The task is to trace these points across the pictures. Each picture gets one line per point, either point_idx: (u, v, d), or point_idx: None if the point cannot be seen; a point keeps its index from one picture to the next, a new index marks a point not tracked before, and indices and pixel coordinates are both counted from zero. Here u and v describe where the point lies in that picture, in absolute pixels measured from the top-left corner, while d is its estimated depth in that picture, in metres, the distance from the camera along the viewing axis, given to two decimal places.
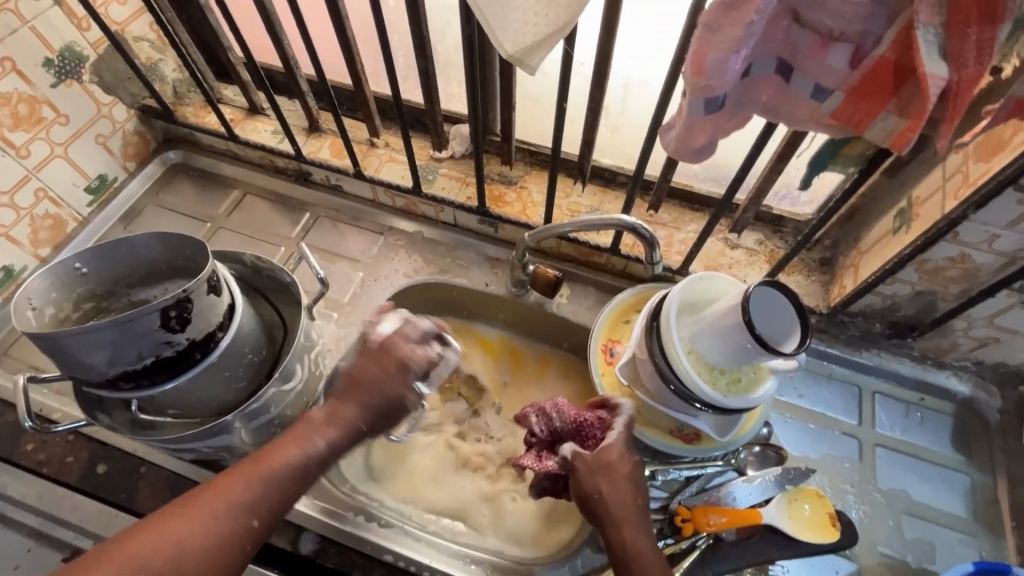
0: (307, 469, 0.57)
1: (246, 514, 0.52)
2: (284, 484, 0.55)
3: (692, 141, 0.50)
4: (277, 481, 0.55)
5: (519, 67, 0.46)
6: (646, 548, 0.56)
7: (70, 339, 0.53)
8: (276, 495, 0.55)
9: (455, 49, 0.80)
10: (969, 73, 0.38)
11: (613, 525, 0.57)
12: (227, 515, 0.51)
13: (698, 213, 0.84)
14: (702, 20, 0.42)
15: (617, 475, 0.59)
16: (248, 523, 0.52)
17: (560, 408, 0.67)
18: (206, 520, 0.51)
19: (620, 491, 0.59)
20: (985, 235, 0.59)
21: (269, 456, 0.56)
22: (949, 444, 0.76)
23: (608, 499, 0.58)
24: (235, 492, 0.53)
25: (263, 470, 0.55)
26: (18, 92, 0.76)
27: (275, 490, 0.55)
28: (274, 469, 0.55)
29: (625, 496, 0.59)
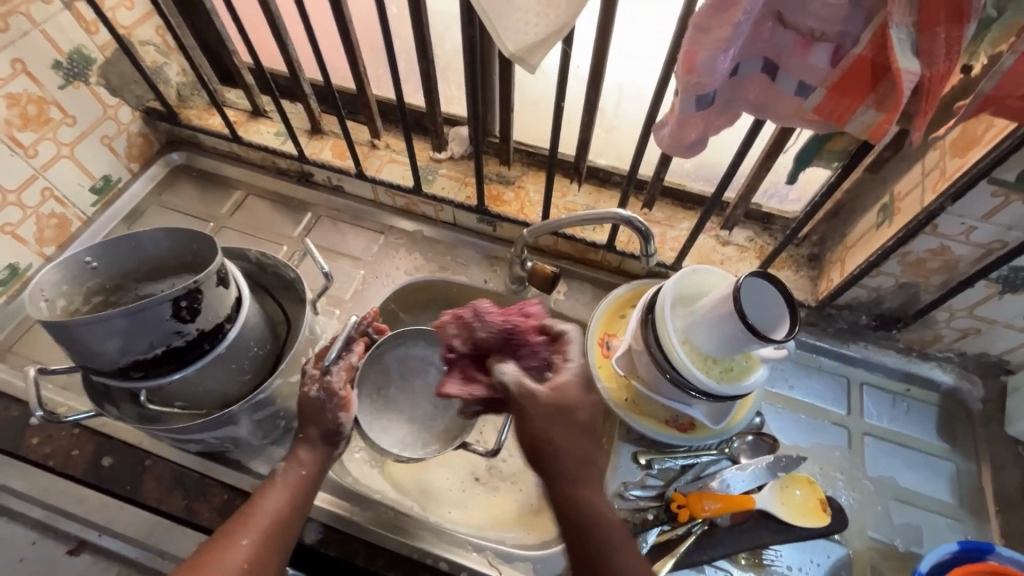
0: (294, 489, 0.62)
1: (235, 537, 0.57)
2: (275, 506, 0.60)
3: (684, 137, 0.52)
4: (267, 506, 0.60)
5: (520, 65, 0.49)
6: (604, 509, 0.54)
7: (82, 328, 0.54)
8: (267, 516, 0.59)
9: (455, 53, 0.83)
10: (940, 69, 0.41)
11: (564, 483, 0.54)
12: (220, 539, 0.57)
13: (690, 211, 0.87)
14: (692, 21, 0.45)
15: (571, 425, 0.54)
16: (238, 542, 0.57)
17: (482, 319, 0.64)
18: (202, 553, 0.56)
19: (575, 445, 0.54)
20: (962, 227, 0.62)
21: (263, 490, 0.62)
22: (934, 432, 0.78)
23: (561, 455, 0.53)
24: (227, 523, 0.58)
25: (254, 502, 0.61)
26: (27, 92, 0.78)
27: (274, 516, 0.60)
28: (265, 497, 0.61)
29: (577, 450, 0.54)
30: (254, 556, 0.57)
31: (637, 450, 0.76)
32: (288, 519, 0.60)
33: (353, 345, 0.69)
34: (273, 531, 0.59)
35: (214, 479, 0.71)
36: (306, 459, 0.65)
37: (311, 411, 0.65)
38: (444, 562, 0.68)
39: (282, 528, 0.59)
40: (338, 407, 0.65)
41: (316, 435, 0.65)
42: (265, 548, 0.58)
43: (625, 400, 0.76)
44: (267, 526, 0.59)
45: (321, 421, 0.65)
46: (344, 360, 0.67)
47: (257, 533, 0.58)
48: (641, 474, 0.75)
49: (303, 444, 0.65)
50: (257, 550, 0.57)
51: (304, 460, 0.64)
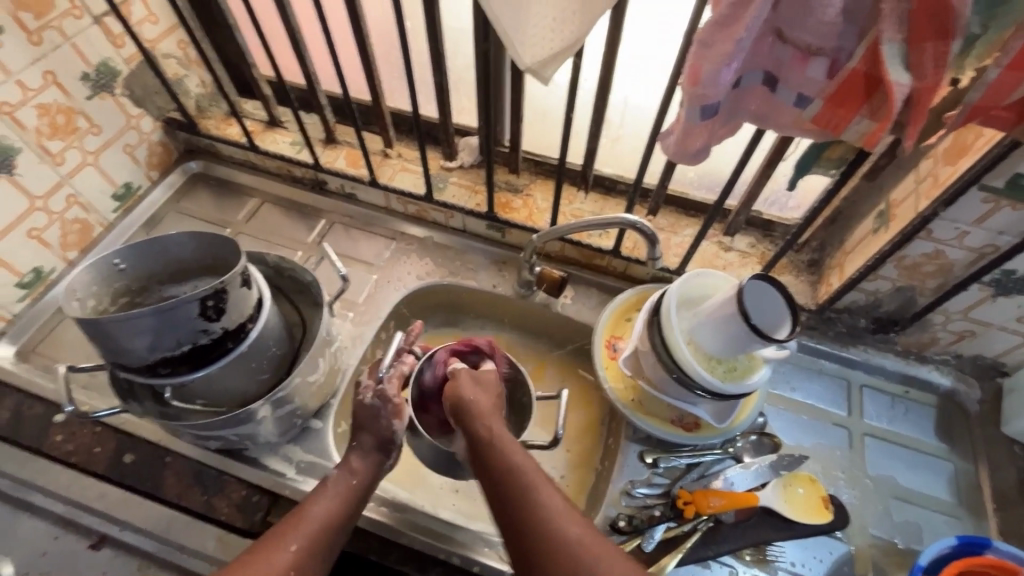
0: (343, 497, 0.65)
1: (285, 542, 0.59)
2: (322, 513, 0.63)
3: (689, 144, 0.55)
4: (315, 515, 0.62)
5: (534, 76, 0.52)
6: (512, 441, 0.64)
7: (114, 326, 0.57)
8: (315, 523, 0.62)
9: (467, 66, 0.86)
10: (929, 82, 0.44)
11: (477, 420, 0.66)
12: (270, 543, 0.59)
13: (693, 219, 0.90)
14: (697, 38, 0.48)
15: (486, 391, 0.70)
16: (286, 546, 0.59)
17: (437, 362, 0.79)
18: (252, 553, 0.58)
19: (483, 395, 0.69)
20: (956, 232, 0.64)
21: (310, 498, 0.64)
22: (932, 433, 0.80)
23: (472, 397, 0.68)
24: (277, 527, 0.61)
25: (302, 508, 0.63)
26: (57, 103, 0.81)
27: (323, 524, 0.62)
28: (312, 506, 0.63)
29: (487, 402, 0.68)
30: (299, 563, 0.58)
31: (643, 449, 0.78)
32: (333, 527, 0.62)
33: (403, 358, 0.74)
34: (319, 541, 0.60)
35: (233, 475, 0.74)
36: (357, 468, 0.67)
37: (366, 419, 0.69)
38: (456, 556, 0.70)
39: (327, 536, 0.61)
40: (391, 414, 0.68)
41: (369, 443, 0.69)
42: (310, 555, 0.59)
43: (632, 401, 0.78)
44: (314, 535, 0.61)
45: (376, 428, 0.68)
46: (395, 369, 0.72)
47: (303, 539, 0.60)
48: (647, 473, 0.77)
49: (354, 453, 0.69)
50: (302, 558, 0.59)
51: (355, 469, 0.67)
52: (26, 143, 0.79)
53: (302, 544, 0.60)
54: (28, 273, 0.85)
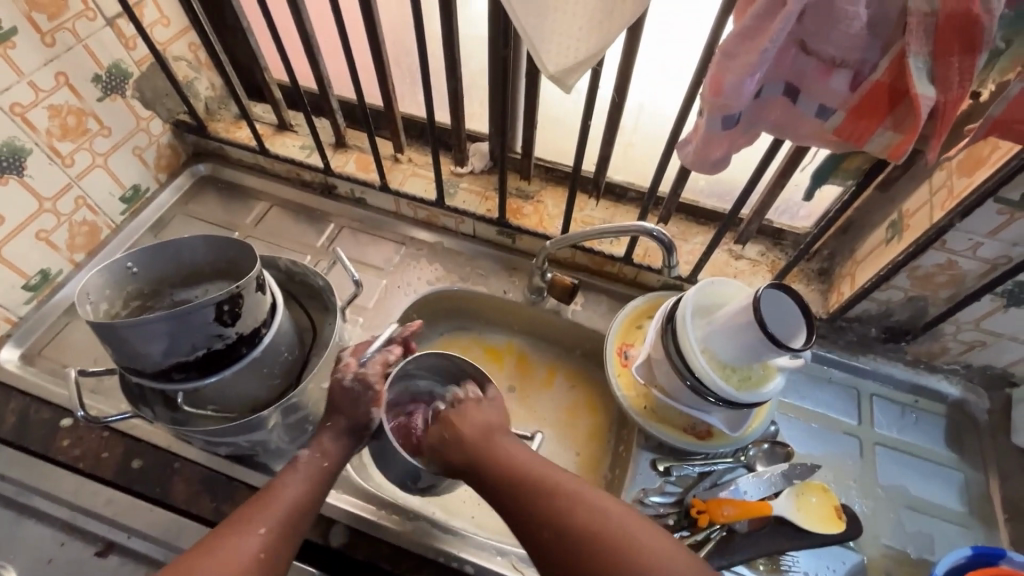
0: (314, 480, 0.64)
1: (252, 525, 0.59)
2: (290, 493, 0.63)
3: (709, 154, 0.55)
4: (283, 495, 0.62)
5: (557, 84, 0.52)
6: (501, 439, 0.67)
7: (127, 330, 0.56)
8: (285, 507, 0.61)
9: (481, 73, 0.86)
10: (953, 95, 0.45)
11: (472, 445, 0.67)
12: (239, 526, 0.59)
13: (703, 227, 0.90)
14: (720, 49, 0.48)
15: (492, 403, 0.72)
16: (254, 531, 0.59)
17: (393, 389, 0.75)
18: (219, 537, 0.58)
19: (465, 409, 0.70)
20: (970, 243, 0.65)
21: (280, 480, 0.64)
22: (942, 442, 0.81)
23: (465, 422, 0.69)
24: (245, 510, 0.60)
25: (273, 489, 0.63)
26: (68, 104, 0.80)
27: (291, 509, 0.62)
28: (282, 487, 0.63)
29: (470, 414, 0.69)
30: (268, 545, 0.59)
31: (655, 457, 0.78)
32: (303, 507, 0.62)
33: (392, 347, 0.74)
34: (287, 522, 0.60)
35: (243, 482, 0.73)
36: (328, 450, 0.66)
37: (343, 402, 0.68)
38: (470, 565, 0.69)
39: (299, 518, 0.62)
40: (371, 401, 0.67)
41: (343, 426, 0.67)
42: (280, 536, 0.60)
43: (644, 408, 0.78)
44: (283, 517, 0.60)
45: (353, 412, 0.67)
46: (381, 355, 0.72)
47: (272, 523, 0.60)
48: (660, 481, 0.76)
49: (326, 435, 0.67)
50: (270, 541, 0.59)
51: (325, 451, 0.66)
52: (37, 145, 0.78)
53: (273, 528, 0.60)
54: (35, 275, 0.84)
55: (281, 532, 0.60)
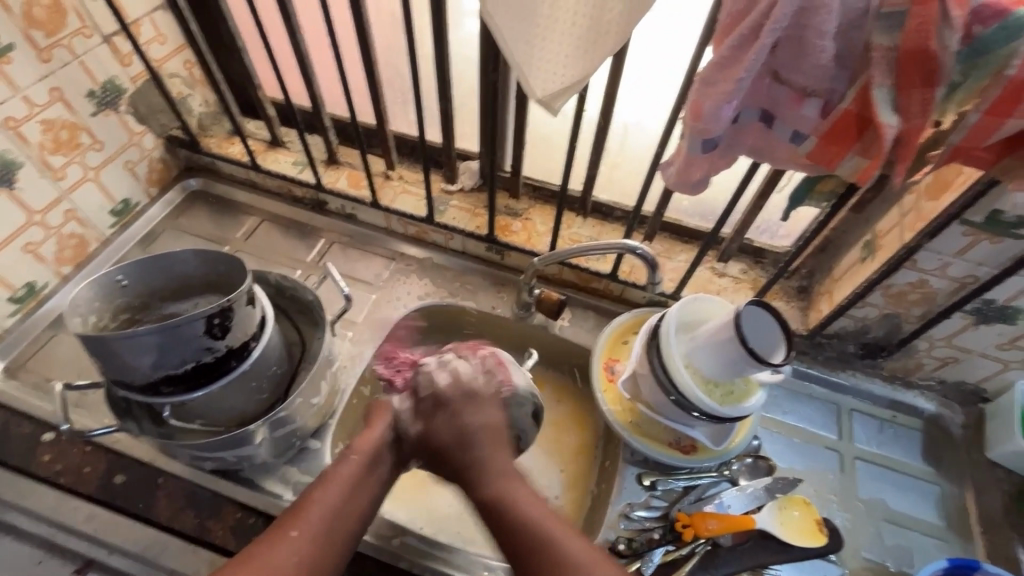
0: (349, 480, 0.61)
1: (284, 530, 0.55)
2: (330, 499, 0.59)
3: (690, 175, 0.57)
4: (318, 500, 0.58)
5: (545, 108, 0.54)
6: (496, 457, 0.62)
7: (117, 342, 0.56)
8: (320, 508, 0.57)
9: (471, 95, 0.88)
10: (915, 124, 0.48)
11: (508, 529, 0.55)
12: (270, 534, 0.54)
13: (687, 245, 0.92)
14: (699, 77, 0.51)
15: (472, 414, 0.65)
16: (288, 533, 0.55)
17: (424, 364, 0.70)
18: (255, 549, 0.53)
19: (484, 414, 0.66)
20: (939, 262, 0.68)
21: (314, 488, 0.60)
22: (919, 456, 0.83)
23: (518, 506, 0.56)
24: (277, 518, 0.57)
25: (305, 497, 0.59)
26: (62, 119, 0.81)
27: (334, 508, 0.58)
28: (318, 493, 0.59)
29: (485, 420, 0.65)
30: (310, 553, 0.54)
31: (641, 472, 0.79)
32: (342, 515, 0.58)
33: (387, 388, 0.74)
34: (325, 529, 0.56)
35: (227, 496, 0.72)
36: (357, 446, 0.64)
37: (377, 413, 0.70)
38: None
39: (342, 522, 0.58)
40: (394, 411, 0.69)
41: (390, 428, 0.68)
42: (318, 544, 0.55)
43: (630, 422, 0.80)
44: (323, 521, 0.57)
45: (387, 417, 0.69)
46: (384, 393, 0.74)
47: (306, 522, 0.56)
48: (645, 496, 0.77)
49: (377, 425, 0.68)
50: (311, 551, 0.54)
51: (358, 446, 0.64)
52: (29, 158, 0.79)
53: (314, 528, 0.56)
54: (21, 288, 0.84)
55: (328, 534, 0.56)
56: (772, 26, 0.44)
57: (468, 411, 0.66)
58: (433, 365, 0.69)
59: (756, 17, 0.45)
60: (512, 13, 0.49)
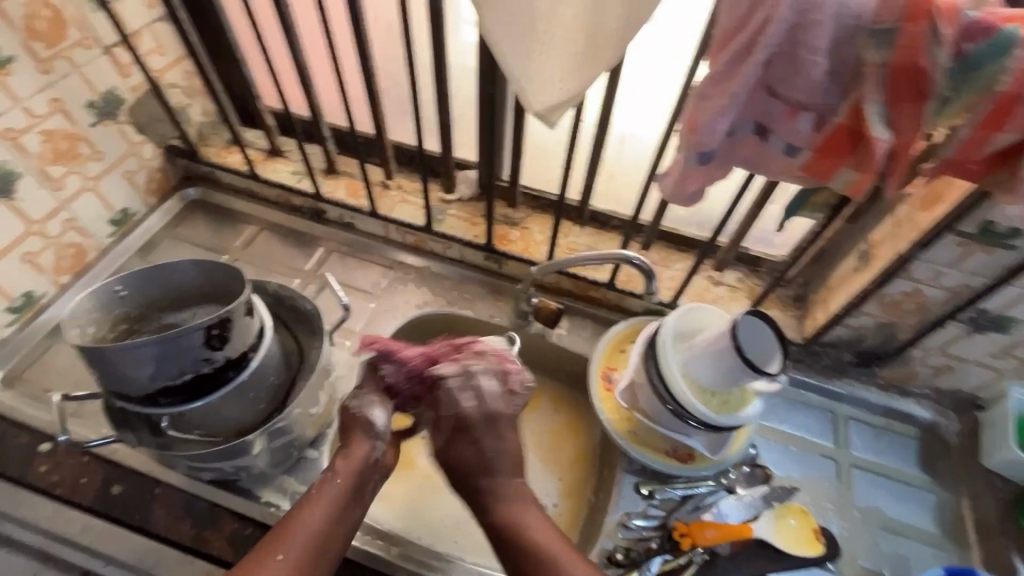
0: (335, 500, 0.61)
1: (270, 553, 0.56)
2: (314, 522, 0.59)
3: (686, 187, 0.58)
4: (304, 522, 0.59)
5: (542, 121, 0.55)
6: (512, 481, 0.64)
7: (116, 354, 0.57)
8: (305, 531, 0.58)
9: (469, 105, 0.89)
10: (906, 139, 0.48)
11: (517, 552, 0.59)
12: (257, 556, 0.56)
13: (684, 253, 0.93)
14: (694, 90, 0.52)
15: (491, 441, 0.64)
16: (273, 557, 0.56)
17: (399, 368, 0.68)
18: (240, 570, 0.55)
19: (504, 440, 0.65)
20: (932, 272, 0.68)
21: (295, 510, 0.60)
22: (915, 464, 0.83)
23: (529, 531, 0.60)
24: (263, 539, 0.58)
25: (293, 516, 0.59)
26: (62, 129, 0.81)
27: (320, 530, 0.59)
28: (302, 514, 0.59)
29: (510, 447, 0.65)
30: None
31: (638, 481, 0.79)
32: (327, 536, 0.59)
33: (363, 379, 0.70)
34: (310, 551, 0.57)
35: (224, 507, 0.72)
36: (341, 469, 0.63)
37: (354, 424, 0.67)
38: None
39: (328, 543, 0.59)
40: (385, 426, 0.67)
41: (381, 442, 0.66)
42: (304, 566, 0.56)
43: (627, 431, 0.80)
44: (306, 544, 0.57)
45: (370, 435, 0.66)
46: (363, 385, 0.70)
47: (293, 545, 0.57)
48: (643, 505, 0.77)
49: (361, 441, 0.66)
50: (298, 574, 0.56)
51: (342, 472, 0.63)
52: (28, 169, 0.79)
53: (299, 551, 0.57)
54: (18, 297, 0.84)
55: (314, 555, 0.58)
56: (764, 42, 0.45)
57: (488, 436, 0.64)
58: (455, 384, 0.65)
59: (749, 33, 0.46)
60: (509, 31, 0.50)
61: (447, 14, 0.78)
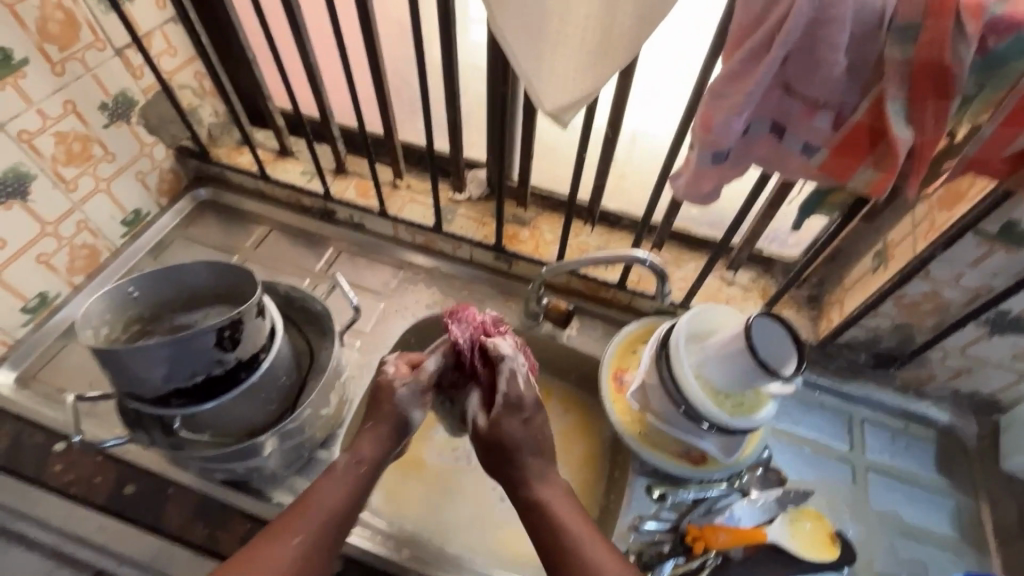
0: (353, 484, 0.62)
1: (288, 531, 0.57)
2: (329, 502, 0.60)
3: (700, 186, 0.57)
4: (324, 502, 0.60)
5: (554, 121, 0.54)
6: (541, 463, 0.65)
7: (129, 356, 0.57)
8: (322, 511, 0.59)
9: (479, 104, 0.89)
10: (929, 137, 0.47)
11: (547, 533, 0.60)
12: (275, 532, 0.57)
13: (696, 253, 0.92)
14: (709, 89, 0.51)
15: (523, 425, 0.64)
16: (290, 537, 0.57)
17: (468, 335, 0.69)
18: (255, 544, 0.56)
19: (534, 424, 0.65)
20: (951, 273, 0.67)
21: (317, 484, 0.62)
22: (932, 468, 0.82)
23: (557, 513, 0.61)
24: (281, 515, 0.59)
25: (311, 494, 0.60)
26: (75, 131, 0.82)
27: (339, 511, 0.60)
28: (321, 491, 0.60)
29: (537, 430, 0.65)
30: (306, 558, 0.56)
31: (650, 483, 0.79)
32: (345, 516, 0.60)
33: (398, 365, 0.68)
34: (326, 532, 0.58)
35: (236, 508, 0.73)
36: (366, 457, 0.63)
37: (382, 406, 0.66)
38: None
39: (342, 522, 0.60)
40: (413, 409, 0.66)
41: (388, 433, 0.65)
42: (319, 545, 0.57)
43: (638, 433, 0.79)
44: (320, 525, 0.58)
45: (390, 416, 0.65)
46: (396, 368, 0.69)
47: (311, 527, 0.58)
48: (655, 507, 0.77)
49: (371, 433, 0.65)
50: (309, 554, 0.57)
51: (365, 458, 0.63)
52: (42, 170, 0.79)
53: (315, 531, 0.58)
54: (33, 298, 0.85)
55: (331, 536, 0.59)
56: (783, 39, 0.44)
57: (522, 421, 0.64)
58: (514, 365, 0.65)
59: (767, 30, 0.45)
60: (521, 30, 0.49)
61: (457, 13, 0.77)
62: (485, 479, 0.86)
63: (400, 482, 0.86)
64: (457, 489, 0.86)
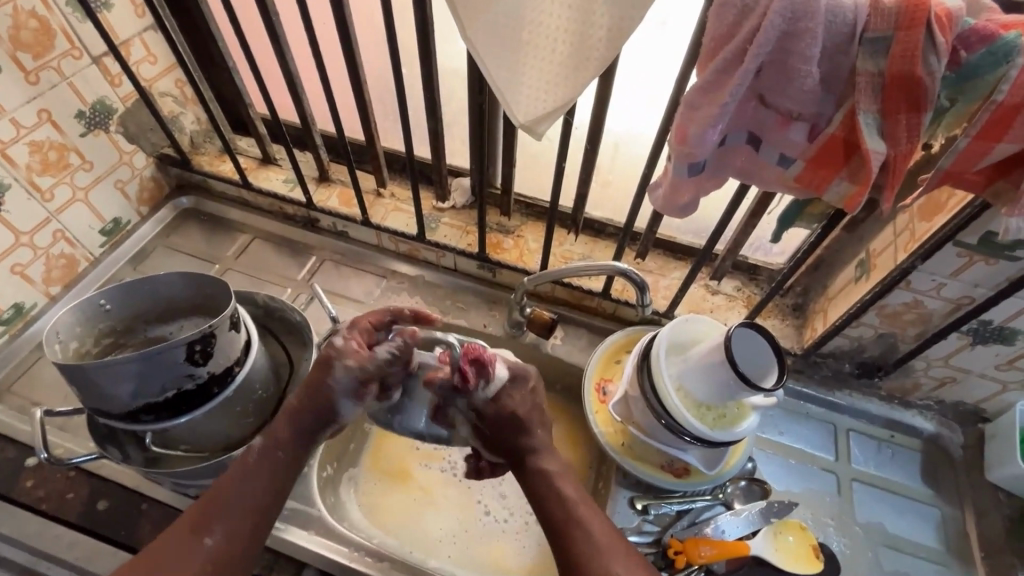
0: (267, 470, 0.62)
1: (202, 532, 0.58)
2: (240, 495, 0.60)
3: (678, 198, 0.56)
4: (237, 496, 0.60)
5: (528, 133, 0.54)
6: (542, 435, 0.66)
7: (96, 371, 0.56)
8: (236, 505, 0.60)
9: (462, 112, 0.88)
10: (903, 150, 0.47)
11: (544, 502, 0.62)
12: (189, 533, 0.58)
13: (681, 261, 0.91)
14: (683, 100, 0.50)
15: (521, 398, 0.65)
16: (204, 539, 0.57)
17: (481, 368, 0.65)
18: (169, 547, 0.57)
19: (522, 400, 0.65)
20: (933, 283, 0.67)
21: (231, 472, 0.62)
22: (918, 478, 0.81)
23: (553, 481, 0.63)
24: (193, 516, 0.59)
25: (222, 487, 0.61)
26: (50, 139, 0.81)
27: (252, 504, 0.60)
28: (232, 485, 0.61)
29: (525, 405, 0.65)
30: (218, 556, 0.57)
31: (633, 496, 0.78)
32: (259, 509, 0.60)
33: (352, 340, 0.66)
34: (242, 527, 0.59)
35: None
36: (284, 439, 0.64)
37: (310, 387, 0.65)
38: None
39: (256, 518, 0.60)
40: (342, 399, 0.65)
41: None
42: (234, 541, 0.58)
43: (622, 445, 0.78)
44: (235, 521, 0.59)
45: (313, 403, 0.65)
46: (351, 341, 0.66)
47: (223, 525, 0.58)
48: (638, 520, 0.76)
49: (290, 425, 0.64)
50: (223, 551, 0.58)
51: (280, 439, 0.64)
52: (16, 180, 0.78)
53: (229, 526, 0.59)
54: (8, 309, 0.84)
55: (249, 526, 0.60)
56: (755, 50, 0.43)
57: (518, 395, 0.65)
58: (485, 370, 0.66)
59: (739, 42, 0.45)
60: (492, 40, 0.48)
61: (436, 21, 0.77)
62: (470, 492, 0.86)
63: (382, 495, 0.85)
64: (440, 502, 0.85)
